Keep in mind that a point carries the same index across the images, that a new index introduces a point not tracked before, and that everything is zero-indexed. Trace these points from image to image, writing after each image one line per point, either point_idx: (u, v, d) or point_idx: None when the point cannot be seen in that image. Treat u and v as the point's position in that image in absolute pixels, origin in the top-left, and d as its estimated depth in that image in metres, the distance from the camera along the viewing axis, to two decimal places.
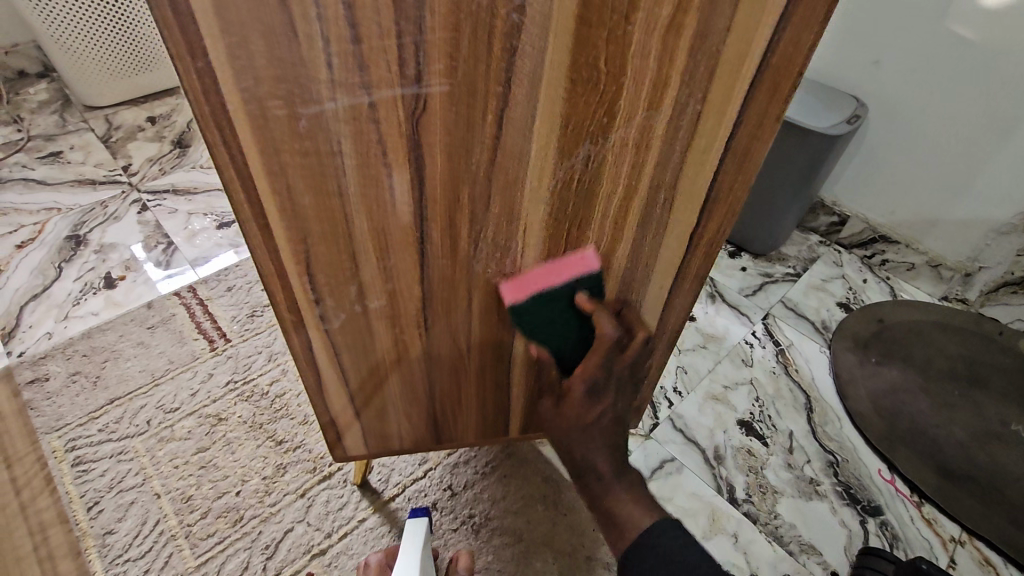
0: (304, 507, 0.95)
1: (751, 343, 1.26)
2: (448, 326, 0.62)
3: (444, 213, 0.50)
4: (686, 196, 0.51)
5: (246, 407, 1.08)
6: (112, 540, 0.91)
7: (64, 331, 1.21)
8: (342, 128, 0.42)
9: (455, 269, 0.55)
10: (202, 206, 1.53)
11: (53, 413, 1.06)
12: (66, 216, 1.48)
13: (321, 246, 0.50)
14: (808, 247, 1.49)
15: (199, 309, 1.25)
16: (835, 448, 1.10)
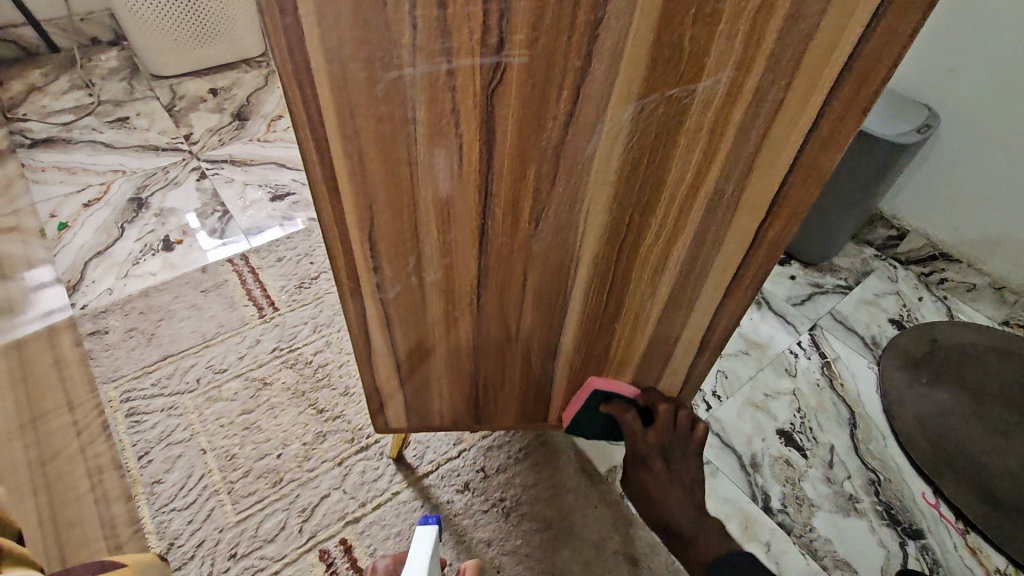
0: (340, 475, 0.97)
1: (795, 352, 1.23)
2: (499, 306, 0.62)
3: (509, 189, 0.49)
4: (755, 187, 0.50)
5: (289, 373, 1.11)
6: (160, 489, 0.95)
7: (123, 289, 1.26)
8: (418, 95, 0.42)
9: (513, 247, 0.55)
10: (257, 178, 1.58)
11: (111, 364, 1.11)
12: (130, 179, 1.55)
13: (385, 214, 0.51)
14: (861, 260, 1.44)
15: (250, 276, 1.29)
16: (877, 466, 1.06)
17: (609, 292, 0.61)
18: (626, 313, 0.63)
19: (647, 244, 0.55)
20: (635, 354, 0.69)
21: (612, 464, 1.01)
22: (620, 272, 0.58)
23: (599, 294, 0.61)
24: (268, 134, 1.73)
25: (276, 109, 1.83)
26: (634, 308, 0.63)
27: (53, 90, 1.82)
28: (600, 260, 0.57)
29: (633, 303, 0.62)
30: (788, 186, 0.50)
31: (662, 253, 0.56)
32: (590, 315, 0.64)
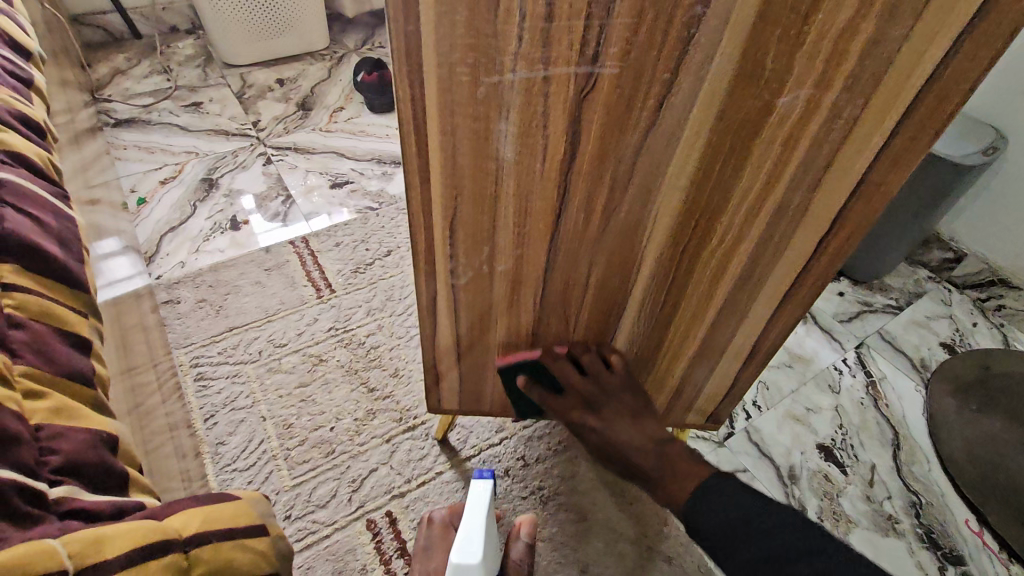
0: (387, 452, 1.02)
1: (839, 369, 1.22)
2: (561, 299, 0.65)
3: (585, 190, 0.53)
4: (822, 200, 0.52)
5: (343, 352, 1.17)
6: (223, 450, 1.02)
7: (194, 263, 1.35)
8: (514, 98, 0.46)
9: (583, 244, 0.58)
10: (318, 166, 1.65)
11: (181, 332, 1.19)
12: (202, 161, 1.65)
13: (468, 206, 0.55)
14: (914, 281, 1.41)
15: (309, 259, 1.36)
16: (919, 489, 1.05)
17: (667, 295, 0.63)
18: (683, 314, 0.66)
19: (710, 248, 0.57)
20: (684, 355, 0.72)
21: None
22: (681, 275, 0.61)
23: (657, 294, 0.63)
24: (330, 124, 1.81)
25: (338, 101, 1.91)
26: (691, 310, 0.65)
27: (134, 74, 1.95)
28: (662, 261, 0.59)
29: (690, 305, 0.64)
30: (857, 200, 0.51)
31: (725, 258, 0.58)
32: (646, 314, 0.66)
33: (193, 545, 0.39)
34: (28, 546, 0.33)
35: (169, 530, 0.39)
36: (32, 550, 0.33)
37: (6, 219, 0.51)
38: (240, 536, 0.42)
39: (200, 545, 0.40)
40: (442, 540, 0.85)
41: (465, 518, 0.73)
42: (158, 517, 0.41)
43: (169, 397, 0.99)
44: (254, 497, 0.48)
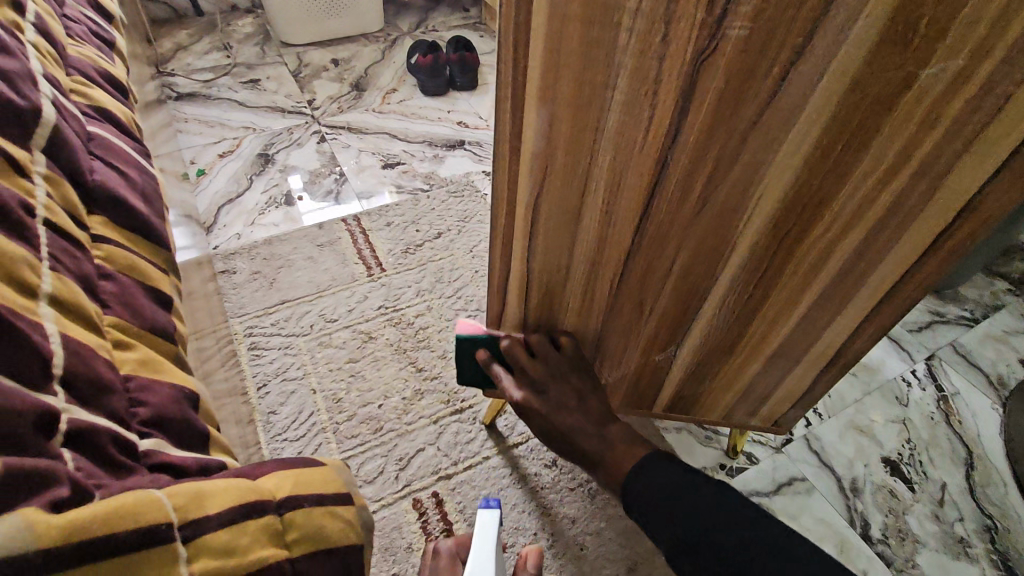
0: (435, 433, 1.01)
1: (908, 381, 1.14)
2: (639, 285, 0.62)
3: (686, 167, 0.50)
4: (951, 185, 0.48)
5: (393, 331, 1.17)
6: (275, 419, 1.02)
7: (249, 236, 1.36)
8: (626, 62, 0.44)
9: (673, 224, 0.55)
10: (371, 146, 1.65)
11: (236, 302, 1.21)
12: (259, 136, 1.67)
13: (558, 178, 0.53)
14: (991, 293, 1.30)
15: (361, 237, 1.36)
16: (995, 513, 0.97)
17: (756, 285, 0.60)
18: (771, 305, 0.62)
19: (813, 234, 0.54)
20: (763, 350, 0.68)
21: (702, 465, 1.00)
22: (773, 265, 0.57)
23: (746, 284, 0.60)
24: (384, 105, 1.81)
25: (392, 83, 1.91)
26: (780, 302, 0.61)
27: (196, 50, 1.98)
28: (756, 248, 0.56)
29: (780, 297, 0.61)
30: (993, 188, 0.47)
31: (827, 247, 0.54)
32: (730, 305, 0.63)
33: (286, 508, 0.38)
34: (132, 496, 0.32)
35: (262, 491, 0.38)
36: (136, 498, 0.32)
37: (97, 171, 0.50)
38: (327, 503, 0.40)
39: (294, 509, 0.39)
40: (449, 567, 0.75)
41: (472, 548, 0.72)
42: (249, 476, 0.40)
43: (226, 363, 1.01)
44: (336, 464, 0.46)
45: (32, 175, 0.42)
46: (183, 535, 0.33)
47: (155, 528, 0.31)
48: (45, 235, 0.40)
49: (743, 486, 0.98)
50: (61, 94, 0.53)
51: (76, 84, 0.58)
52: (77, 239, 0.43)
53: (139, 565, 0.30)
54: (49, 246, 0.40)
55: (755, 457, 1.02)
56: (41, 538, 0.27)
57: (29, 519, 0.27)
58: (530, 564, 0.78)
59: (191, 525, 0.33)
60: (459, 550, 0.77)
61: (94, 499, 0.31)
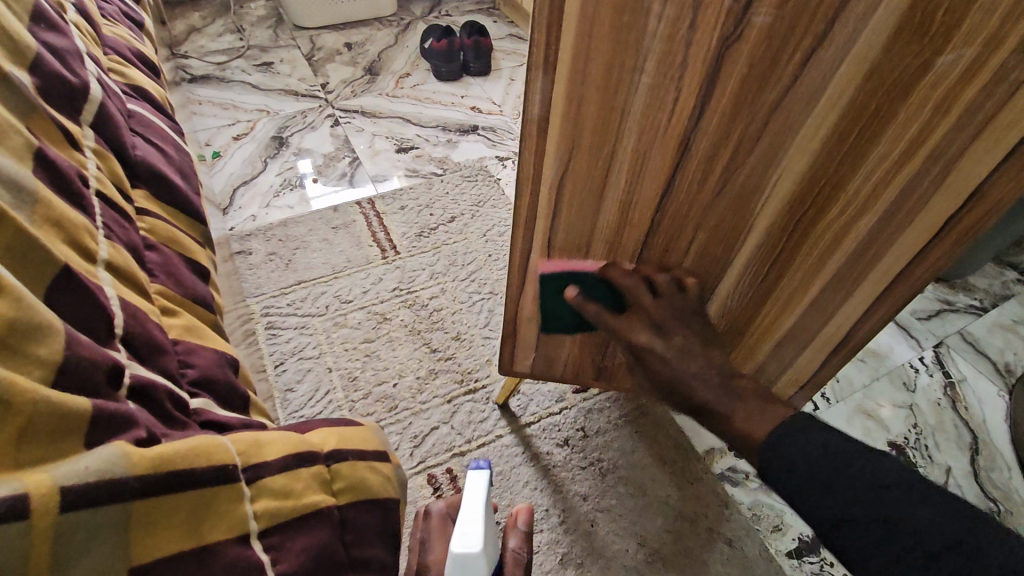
0: (448, 412, 1.04)
1: (916, 367, 1.16)
2: (657, 266, 0.63)
3: (708, 149, 0.51)
4: (963, 173, 0.49)
5: (407, 312, 1.19)
6: (292, 396, 1.05)
7: (265, 217, 1.38)
8: (654, 46, 0.45)
9: (695, 205, 0.56)
10: (385, 130, 1.66)
11: (254, 282, 1.23)
12: (273, 119, 1.68)
13: (582, 159, 0.54)
14: (1001, 282, 1.31)
15: (375, 220, 1.38)
16: (998, 496, 0.99)
17: (771, 267, 0.61)
18: (783, 288, 0.63)
19: (829, 217, 0.55)
20: (775, 332, 0.69)
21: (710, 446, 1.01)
22: (788, 248, 0.58)
23: (762, 266, 0.61)
24: (397, 89, 1.82)
25: (404, 67, 1.91)
26: (793, 286, 0.63)
27: (209, 33, 1.99)
28: (773, 231, 0.57)
29: (794, 280, 0.62)
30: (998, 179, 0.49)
31: (840, 231, 0.55)
32: (744, 287, 0.64)
33: (333, 460, 0.41)
34: (199, 439, 0.35)
35: (310, 443, 0.41)
36: (203, 442, 0.35)
37: (138, 147, 0.53)
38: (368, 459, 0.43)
39: (339, 460, 0.41)
40: (440, 528, 0.76)
41: (462, 512, 0.73)
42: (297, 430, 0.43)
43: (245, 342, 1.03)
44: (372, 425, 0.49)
45: (83, 148, 0.44)
46: (246, 476, 0.36)
47: (226, 467, 0.34)
48: (98, 206, 0.42)
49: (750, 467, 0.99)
50: (103, 72, 0.54)
51: (115, 63, 0.60)
52: (125, 211, 0.45)
53: (212, 501, 0.33)
54: (103, 217, 0.42)
55: None
56: (135, 467, 0.30)
57: (121, 450, 0.30)
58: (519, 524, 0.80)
59: (256, 469, 0.36)
60: (449, 512, 0.78)
61: (165, 442, 0.34)
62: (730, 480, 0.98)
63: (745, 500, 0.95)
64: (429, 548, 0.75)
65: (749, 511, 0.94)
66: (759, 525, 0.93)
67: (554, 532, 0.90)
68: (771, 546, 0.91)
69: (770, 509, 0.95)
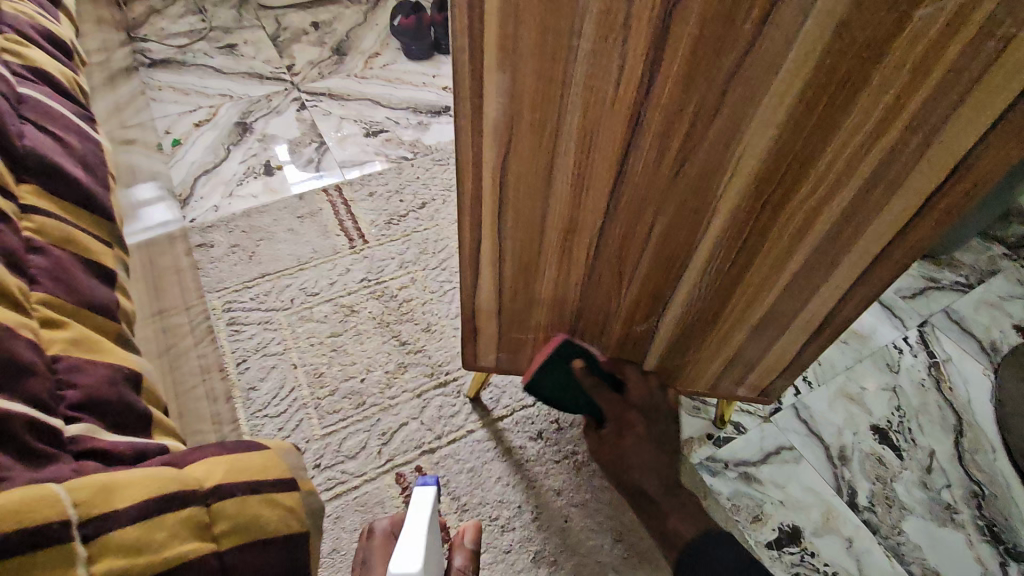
0: (418, 407, 1.00)
1: (900, 347, 1.13)
2: (618, 254, 0.59)
3: (662, 124, 0.46)
4: (941, 147, 0.44)
5: (375, 304, 1.14)
6: (254, 396, 1.00)
7: (228, 207, 1.32)
8: (591, 6, 0.40)
9: (654, 186, 0.51)
10: (353, 113, 1.59)
11: (216, 277, 1.17)
12: (236, 104, 1.61)
13: (527, 138, 0.49)
14: (988, 258, 1.28)
15: (343, 209, 1.32)
16: (982, 479, 0.96)
17: (739, 253, 0.56)
18: (755, 276, 0.59)
19: (798, 198, 0.50)
20: (749, 321, 0.65)
21: (689, 435, 0.98)
22: (756, 232, 0.54)
23: (729, 252, 0.56)
24: (366, 70, 1.74)
25: (374, 46, 1.83)
26: (764, 274, 0.58)
27: (169, 13, 1.89)
28: (739, 213, 0.52)
29: (765, 267, 0.57)
30: (978, 159, 0.45)
31: (811, 214, 0.51)
32: (712, 275, 0.59)
33: (213, 498, 0.42)
34: (41, 490, 0.35)
35: (184, 480, 0.42)
36: (38, 495, 0.35)
37: (26, 136, 0.52)
38: (267, 490, 0.44)
39: (223, 498, 0.42)
40: (383, 547, 0.72)
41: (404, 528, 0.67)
42: (179, 464, 0.44)
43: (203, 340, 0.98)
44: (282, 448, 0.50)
45: None
46: (91, 530, 0.36)
47: (55, 526, 0.34)
48: None
49: (730, 456, 0.97)
50: None
51: (9, 42, 0.57)
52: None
53: (42, 562, 0.33)
54: None
55: (742, 427, 1.00)
56: None
57: None
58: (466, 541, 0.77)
59: (103, 519, 0.36)
60: (392, 527, 0.74)
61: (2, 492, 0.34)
62: (708, 470, 0.95)
63: (724, 491, 0.93)
64: (370, 568, 0.71)
65: (728, 501, 0.92)
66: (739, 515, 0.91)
67: (526, 530, 0.88)
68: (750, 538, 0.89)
69: (750, 500, 0.92)
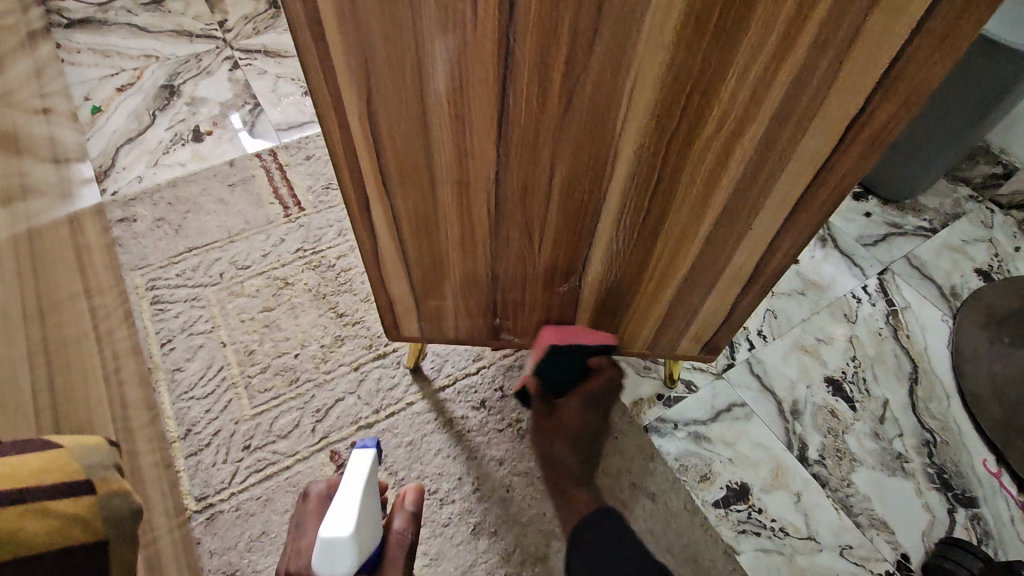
0: (355, 380, 0.96)
1: (858, 297, 1.09)
2: (521, 211, 0.53)
3: (537, 52, 0.39)
4: (853, 69, 0.38)
5: (312, 275, 1.08)
6: (181, 376, 0.96)
7: (153, 177, 1.21)
8: None
9: (542, 129, 0.45)
10: (291, 72, 1.40)
11: (138, 252, 1.10)
12: (163, 65, 1.39)
13: (388, 79, 0.42)
14: (953, 200, 1.23)
15: (278, 174, 1.22)
16: (935, 427, 0.95)
17: (651, 203, 0.51)
18: (672, 227, 0.53)
19: (704, 136, 0.44)
20: (676, 275, 0.59)
21: (638, 397, 0.95)
22: (665, 177, 0.48)
23: (638, 201, 0.50)
24: None
25: None
26: (682, 224, 0.52)
27: None
28: (643, 156, 0.46)
29: (681, 217, 0.52)
30: (897, 77, 0.39)
31: (722, 150, 0.45)
32: (625, 229, 0.54)
33: None
34: None
35: None
36: None
37: None
38: (37, 498, 0.42)
39: None
40: (317, 509, 0.71)
41: (337, 493, 0.59)
42: None
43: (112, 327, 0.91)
44: (87, 446, 0.49)
45: None
46: None
47: None
48: None
49: (679, 416, 0.94)
50: None
51: None
52: None
53: None
54: None
55: (694, 385, 0.97)
56: None
57: None
58: (407, 505, 0.73)
59: None
60: (328, 491, 0.72)
61: None
62: (656, 431, 0.92)
63: (672, 451, 0.91)
64: (303, 531, 0.69)
65: (676, 462, 0.90)
66: (686, 476, 0.89)
67: (466, 502, 0.85)
68: (697, 497, 0.87)
69: (698, 459, 0.90)
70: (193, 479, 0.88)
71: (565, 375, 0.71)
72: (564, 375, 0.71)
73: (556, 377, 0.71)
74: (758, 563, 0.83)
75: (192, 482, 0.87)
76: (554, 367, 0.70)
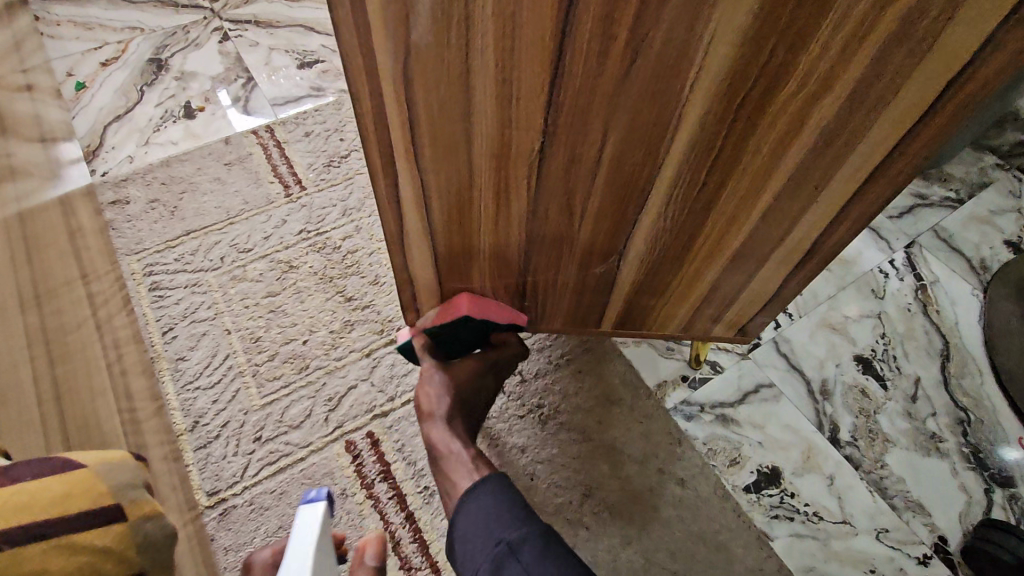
0: (368, 367, 0.92)
1: (886, 271, 1.05)
2: (564, 185, 0.48)
3: (604, 4, 0.34)
4: (959, 23, 0.33)
5: (317, 258, 1.03)
6: (184, 366, 0.92)
7: (144, 157, 1.14)
8: None
9: (599, 94, 0.40)
10: (284, 42, 1.33)
11: (132, 237, 1.04)
12: (149, 37, 1.31)
13: (430, 37, 0.37)
14: (979, 169, 1.17)
15: (276, 151, 1.16)
16: (969, 405, 0.92)
17: (708, 174, 0.46)
18: (727, 202, 0.49)
19: (779, 99, 0.39)
20: (720, 253, 0.55)
21: (661, 379, 0.92)
22: (728, 147, 0.43)
23: (696, 172, 0.46)
24: None
25: None
26: (738, 198, 0.48)
27: None
28: (708, 122, 0.41)
29: (739, 190, 0.47)
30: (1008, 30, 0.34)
31: (798, 113, 0.40)
32: (676, 204, 0.49)
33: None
34: None
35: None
36: None
37: None
38: (63, 534, 0.40)
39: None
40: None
41: (285, 560, 0.59)
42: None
43: (106, 322, 0.86)
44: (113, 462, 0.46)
45: None
46: None
47: None
48: None
49: (705, 398, 0.90)
50: None
51: None
52: None
53: None
54: None
55: (718, 365, 0.93)
56: None
57: None
58: (367, 559, 0.70)
59: None
60: (273, 559, 0.71)
61: None
62: (683, 414, 0.89)
63: (700, 435, 0.88)
64: None
65: (704, 446, 0.87)
66: (714, 460, 0.86)
67: None
68: (727, 481, 0.84)
69: (726, 442, 0.87)
70: (203, 473, 0.84)
71: (464, 339, 0.67)
72: (461, 338, 0.67)
73: (450, 337, 0.66)
74: (792, 548, 0.81)
75: (203, 478, 0.83)
76: (455, 332, 0.65)
